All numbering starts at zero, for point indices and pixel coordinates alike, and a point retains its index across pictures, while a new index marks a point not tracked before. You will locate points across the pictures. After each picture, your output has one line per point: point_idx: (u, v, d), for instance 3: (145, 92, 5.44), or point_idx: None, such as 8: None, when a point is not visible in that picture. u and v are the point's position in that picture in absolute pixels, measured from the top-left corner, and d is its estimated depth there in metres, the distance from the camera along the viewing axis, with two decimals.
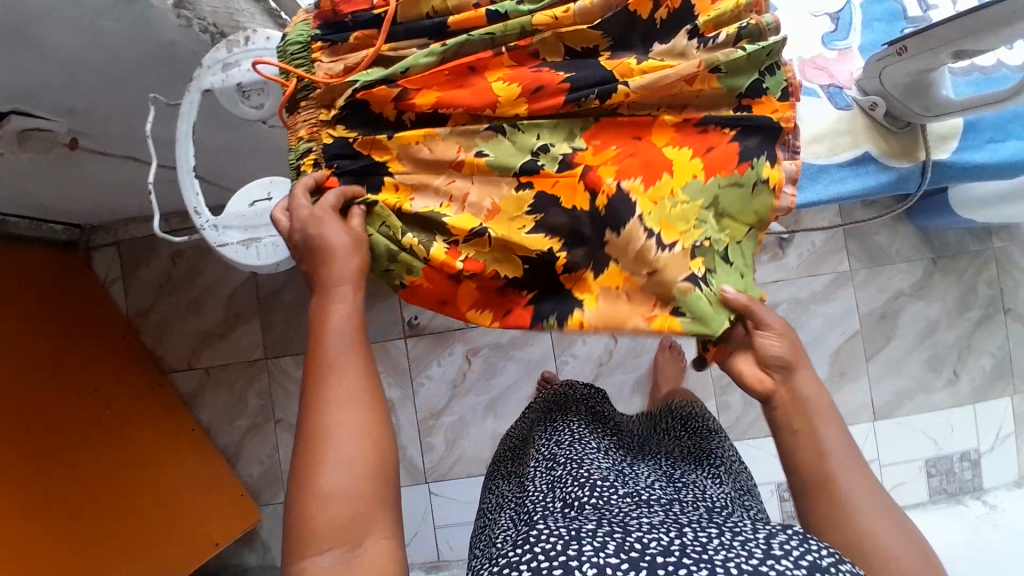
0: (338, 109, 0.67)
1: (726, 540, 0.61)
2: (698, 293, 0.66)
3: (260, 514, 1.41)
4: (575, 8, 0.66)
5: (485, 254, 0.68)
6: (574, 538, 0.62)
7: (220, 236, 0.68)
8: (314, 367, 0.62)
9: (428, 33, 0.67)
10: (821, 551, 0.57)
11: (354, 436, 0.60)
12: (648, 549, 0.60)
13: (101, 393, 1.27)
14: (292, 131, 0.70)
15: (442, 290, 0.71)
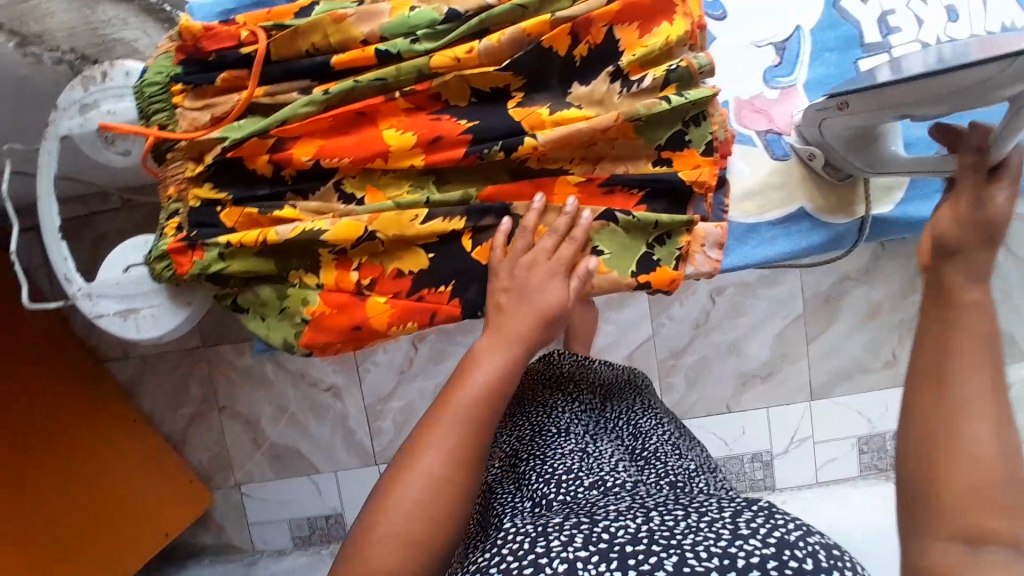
0: (206, 167, 0.58)
1: (692, 520, 0.55)
2: (612, 228, 0.62)
3: (212, 498, 1.44)
4: (479, 48, 0.58)
5: (381, 252, 0.61)
6: (541, 535, 0.55)
7: (95, 306, 0.62)
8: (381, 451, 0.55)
9: (310, 75, 0.58)
10: (787, 525, 0.53)
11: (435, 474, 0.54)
12: (617, 538, 0.54)
13: (30, 396, 1.23)
14: (163, 185, 0.61)
15: (349, 311, 0.61)
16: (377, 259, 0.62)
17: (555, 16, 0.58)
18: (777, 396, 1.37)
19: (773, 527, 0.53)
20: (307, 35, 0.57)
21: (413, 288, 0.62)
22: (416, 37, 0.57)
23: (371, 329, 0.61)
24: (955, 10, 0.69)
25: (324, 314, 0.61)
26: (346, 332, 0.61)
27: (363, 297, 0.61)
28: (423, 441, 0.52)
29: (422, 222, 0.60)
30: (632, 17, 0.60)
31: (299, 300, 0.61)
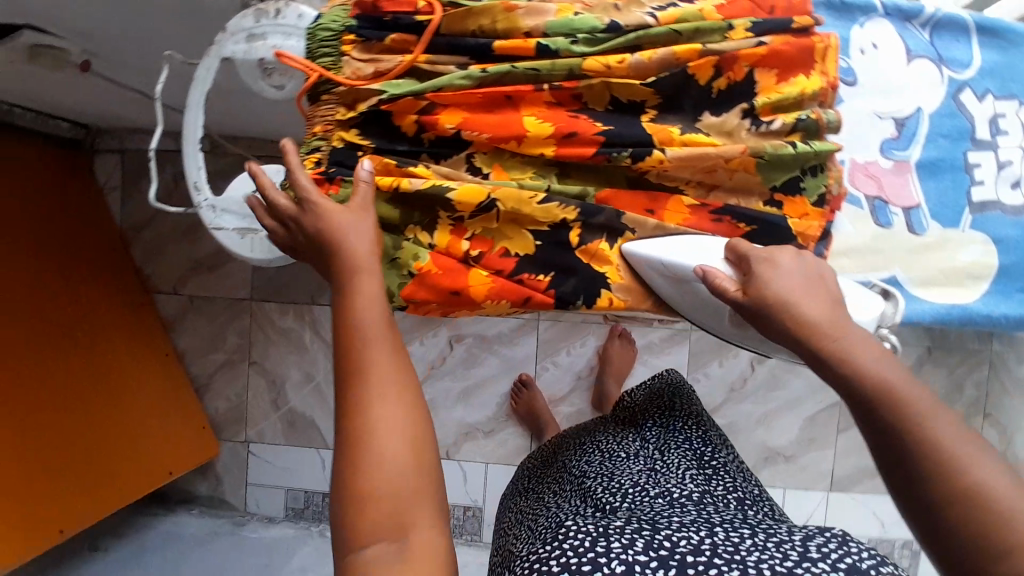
0: (358, 114, 0.63)
1: (759, 541, 0.64)
2: None
3: (218, 449, 1.44)
4: (630, 61, 0.61)
5: (494, 229, 0.65)
6: (602, 536, 0.65)
7: (216, 219, 0.66)
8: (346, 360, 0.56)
9: (471, 53, 0.62)
10: (860, 554, 0.60)
11: (394, 436, 0.54)
12: (678, 548, 0.63)
13: (81, 306, 1.26)
14: (309, 123, 0.66)
15: (453, 276, 0.64)
16: (489, 236, 0.65)
17: (705, 47, 0.62)
18: (796, 477, 1.35)
19: (843, 554, 0.59)
20: (478, 16, 0.61)
21: (516, 269, 0.65)
22: (575, 39, 0.61)
23: (469, 298, 0.64)
24: None
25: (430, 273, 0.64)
26: (444, 294, 0.64)
27: (467, 266, 0.64)
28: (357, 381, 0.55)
29: (541, 203, 0.63)
30: (774, 64, 0.63)
31: (410, 254, 0.64)
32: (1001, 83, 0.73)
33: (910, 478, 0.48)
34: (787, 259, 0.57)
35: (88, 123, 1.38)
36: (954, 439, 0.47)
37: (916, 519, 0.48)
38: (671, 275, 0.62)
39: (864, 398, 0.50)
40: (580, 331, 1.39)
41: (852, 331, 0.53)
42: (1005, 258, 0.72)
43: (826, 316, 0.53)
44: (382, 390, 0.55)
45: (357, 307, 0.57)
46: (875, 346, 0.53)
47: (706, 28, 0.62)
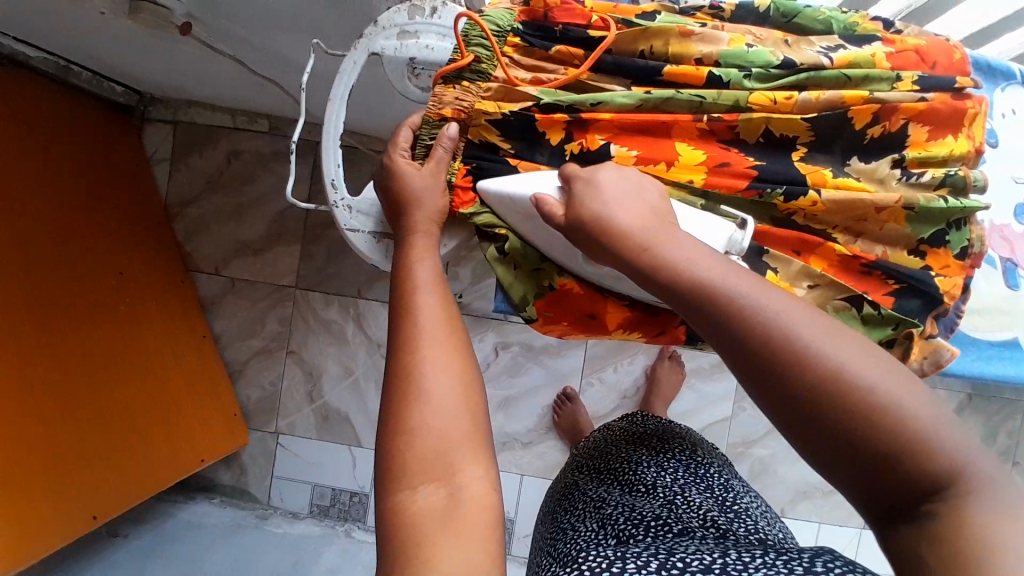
0: (505, 113, 0.60)
1: (770, 558, 0.58)
2: (851, 314, 0.61)
3: (246, 438, 1.40)
4: (797, 98, 0.59)
5: None
6: (619, 559, 0.63)
7: (351, 220, 0.63)
8: (398, 309, 0.56)
9: (635, 75, 0.60)
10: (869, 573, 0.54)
11: (449, 380, 0.52)
12: (690, 567, 0.59)
13: (122, 278, 1.21)
14: (436, 103, 0.61)
15: (595, 299, 0.63)
16: None
17: (871, 95, 0.60)
18: (831, 513, 1.37)
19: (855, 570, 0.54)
20: (651, 38, 0.59)
21: None
22: (749, 72, 0.60)
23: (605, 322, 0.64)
24: None
25: (573, 292, 0.62)
26: (580, 315, 0.64)
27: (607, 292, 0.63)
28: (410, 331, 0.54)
29: None
30: (927, 121, 0.62)
31: (555, 268, 0.62)
32: None
33: (767, 381, 0.43)
34: (605, 175, 0.54)
35: (141, 89, 1.32)
36: (801, 327, 0.43)
37: (792, 431, 0.43)
38: (526, 215, 0.57)
39: (690, 303, 0.46)
40: (628, 349, 1.39)
41: (674, 237, 0.49)
42: None
43: (640, 218, 0.51)
44: (435, 338, 0.54)
45: (415, 261, 0.58)
46: (697, 249, 0.48)
47: (875, 76, 0.60)
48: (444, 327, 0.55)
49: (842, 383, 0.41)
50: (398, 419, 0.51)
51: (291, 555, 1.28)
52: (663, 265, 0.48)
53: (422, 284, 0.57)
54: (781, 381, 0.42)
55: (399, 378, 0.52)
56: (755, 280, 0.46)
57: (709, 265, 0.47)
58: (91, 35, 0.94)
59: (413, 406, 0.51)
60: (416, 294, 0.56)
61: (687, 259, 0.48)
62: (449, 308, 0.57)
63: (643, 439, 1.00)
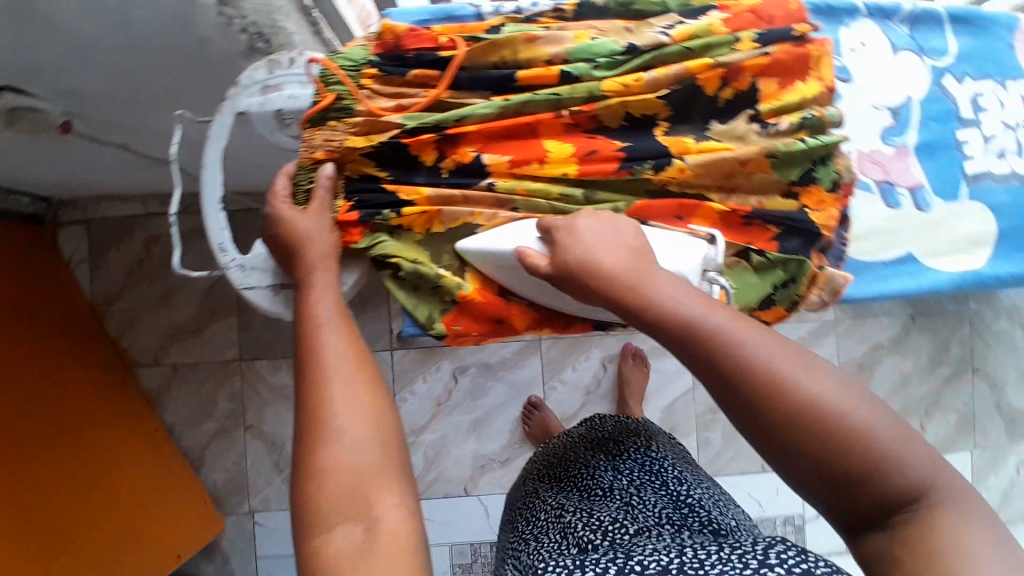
0: (376, 145, 0.61)
1: (724, 554, 0.59)
2: (744, 266, 0.65)
3: (222, 524, 1.35)
4: (645, 78, 0.62)
5: None
6: (578, 568, 0.65)
7: (246, 278, 0.62)
8: (302, 350, 0.56)
9: (494, 85, 0.61)
10: (816, 563, 0.55)
11: (359, 412, 0.52)
12: (647, 570, 0.61)
13: (60, 389, 1.15)
14: (307, 147, 0.62)
15: (498, 304, 0.63)
16: None
17: (715, 61, 0.63)
18: None
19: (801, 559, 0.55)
20: (500, 48, 0.61)
21: None
22: (596, 63, 0.62)
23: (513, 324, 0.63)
24: None
25: (476, 302, 0.62)
26: (488, 321, 0.63)
27: (508, 297, 0.63)
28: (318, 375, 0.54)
29: None
30: (773, 72, 0.65)
31: (453, 282, 0.62)
32: (976, 65, 0.76)
33: (746, 407, 0.44)
34: (584, 221, 0.56)
35: (48, 195, 1.26)
36: (772, 357, 0.45)
37: (773, 457, 0.44)
38: (509, 266, 0.59)
39: (672, 337, 0.48)
40: (583, 345, 1.41)
41: (651, 274, 0.51)
42: (1002, 223, 0.75)
43: (621, 261, 0.52)
44: (342, 373, 0.54)
45: (315, 299, 0.58)
46: (676, 286, 0.51)
47: (715, 43, 0.63)
48: (351, 361, 0.55)
49: (821, 413, 0.43)
50: (309, 460, 0.50)
51: None
52: (646, 302, 0.50)
53: (324, 323, 0.57)
54: (750, 404, 0.44)
55: (308, 419, 0.52)
56: (733, 313, 0.48)
57: (685, 300, 0.49)
58: None
59: (324, 444, 0.50)
60: (320, 334, 0.56)
61: (660, 294, 0.50)
62: (353, 339, 0.57)
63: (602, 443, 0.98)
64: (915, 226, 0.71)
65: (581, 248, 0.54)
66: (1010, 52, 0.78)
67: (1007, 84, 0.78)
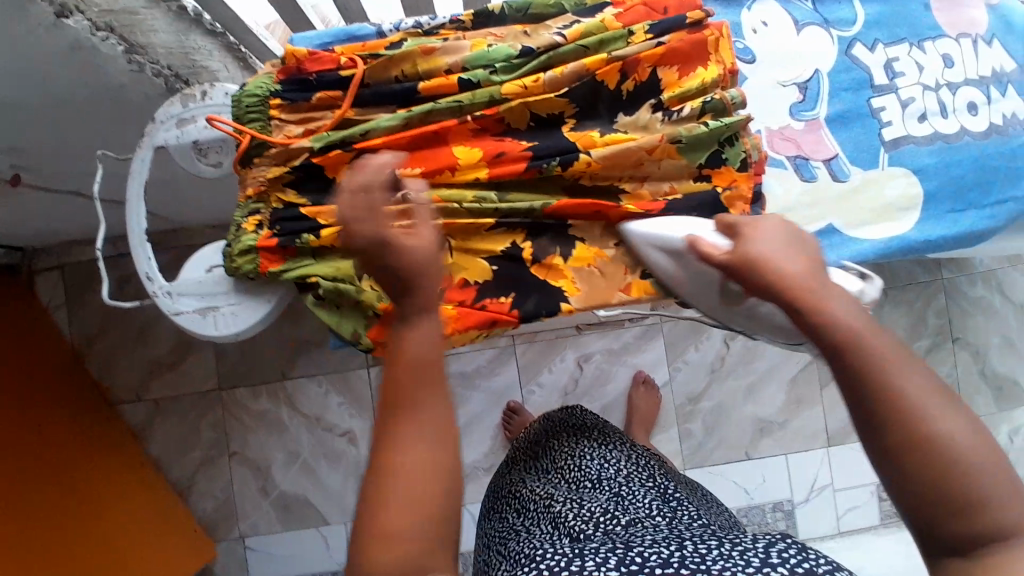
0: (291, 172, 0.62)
1: (725, 549, 0.62)
2: None
3: (214, 552, 1.37)
4: (544, 78, 0.64)
5: (450, 263, 0.65)
6: (576, 555, 0.64)
7: (175, 304, 0.64)
8: (388, 387, 0.46)
9: (397, 99, 0.63)
10: (818, 560, 0.59)
11: (426, 471, 0.44)
12: (648, 562, 0.62)
13: (46, 431, 1.17)
14: (242, 187, 0.64)
15: None
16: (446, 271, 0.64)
17: (610, 55, 0.65)
18: (793, 441, 1.40)
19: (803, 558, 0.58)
20: (398, 63, 0.63)
21: (478, 297, 0.64)
22: (494, 68, 0.64)
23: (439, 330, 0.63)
24: (950, 57, 0.77)
25: (398, 313, 0.61)
26: None
27: None
28: (399, 420, 0.45)
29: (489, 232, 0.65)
30: (672, 61, 0.67)
31: (374, 295, 0.61)
32: (887, 31, 0.76)
33: (874, 414, 0.45)
34: (767, 225, 0.58)
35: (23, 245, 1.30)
36: (917, 388, 0.45)
37: (887, 473, 0.45)
38: (668, 251, 0.64)
39: (828, 345, 0.49)
40: (557, 347, 1.41)
41: (829, 287, 0.51)
42: (928, 184, 0.74)
43: (802, 268, 0.53)
44: (424, 425, 0.45)
45: (413, 329, 0.47)
46: (847, 300, 0.51)
47: (609, 38, 0.65)
48: (430, 409, 0.46)
49: (943, 450, 0.43)
50: (373, 520, 0.43)
51: None
52: (814, 309, 0.50)
53: (422, 359, 0.47)
54: (881, 413, 0.45)
55: (379, 471, 0.44)
56: (892, 335, 0.48)
57: (848, 314, 0.49)
58: None
59: (388, 507, 0.43)
60: (403, 374, 0.46)
61: (825, 304, 0.50)
62: (437, 379, 0.47)
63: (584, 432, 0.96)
64: (835, 196, 0.72)
65: (760, 246, 0.56)
66: (926, 13, 0.78)
67: (925, 46, 0.77)
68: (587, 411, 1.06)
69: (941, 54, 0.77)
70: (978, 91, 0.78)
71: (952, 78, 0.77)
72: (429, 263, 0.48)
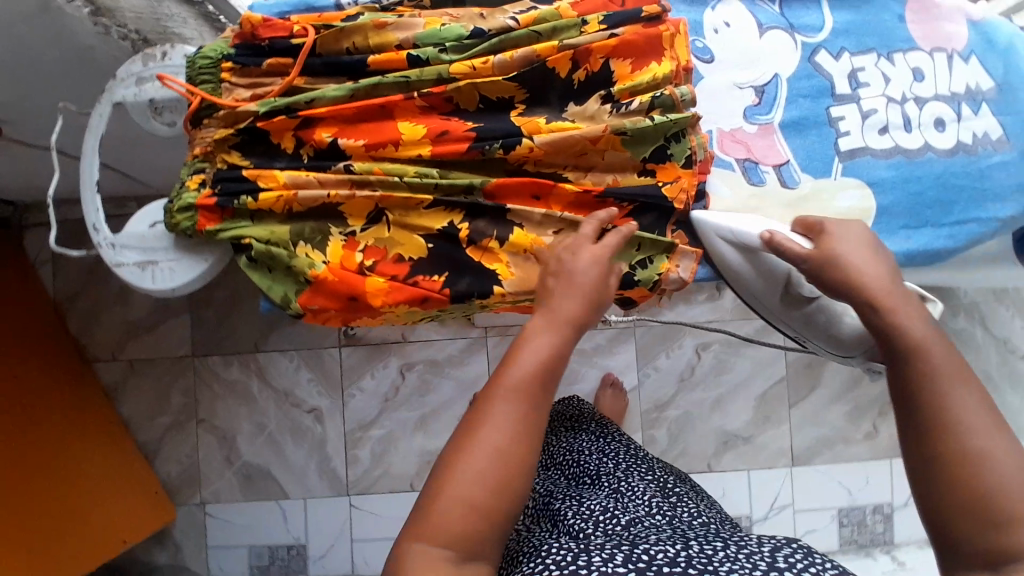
0: (236, 134, 0.63)
1: (734, 548, 0.60)
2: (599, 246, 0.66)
3: (174, 514, 1.40)
4: (493, 60, 0.64)
5: (386, 238, 0.65)
6: (582, 551, 0.58)
7: (116, 255, 0.65)
8: (494, 380, 0.54)
9: (347, 70, 0.64)
10: (825, 566, 0.55)
11: (506, 454, 0.51)
12: (655, 559, 0.56)
13: (18, 380, 1.19)
14: (191, 145, 0.65)
15: (349, 283, 0.63)
16: (382, 244, 0.65)
17: (562, 43, 0.65)
18: (757, 457, 1.40)
19: (810, 563, 0.55)
20: (350, 36, 0.64)
21: (410, 273, 0.65)
22: (444, 47, 0.64)
23: (368, 302, 0.64)
24: (920, 71, 0.76)
25: (327, 281, 0.63)
26: (342, 299, 0.64)
27: (364, 275, 0.64)
28: (488, 409, 0.52)
29: (425, 211, 0.65)
30: (625, 54, 0.67)
31: (305, 262, 0.63)
32: (855, 41, 0.76)
33: (926, 418, 0.50)
34: (850, 230, 0.61)
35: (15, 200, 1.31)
36: (968, 407, 0.49)
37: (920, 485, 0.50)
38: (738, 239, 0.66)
39: (896, 350, 0.53)
40: None
41: (905, 302, 0.54)
42: (882, 198, 0.74)
43: (885, 279, 0.55)
44: (525, 421, 0.53)
45: (528, 343, 0.56)
46: (923, 318, 0.54)
47: (562, 26, 0.65)
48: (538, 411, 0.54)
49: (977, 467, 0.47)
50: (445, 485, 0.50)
51: None
52: (889, 322, 0.54)
53: (523, 366, 0.54)
54: (923, 426, 0.50)
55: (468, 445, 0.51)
56: (956, 356, 0.52)
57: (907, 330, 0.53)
58: None
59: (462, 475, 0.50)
60: (509, 372, 0.54)
61: (903, 317, 0.53)
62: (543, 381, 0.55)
63: (589, 428, 0.98)
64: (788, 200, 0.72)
65: (846, 250, 0.58)
66: (899, 25, 0.77)
67: (894, 58, 0.76)
68: (585, 407, 1.09)
69: (910, 68, 0.76)
70: (947, 107, 0.76)
71: (919, 92, 0.76)
72: (597, 285, 0.60)
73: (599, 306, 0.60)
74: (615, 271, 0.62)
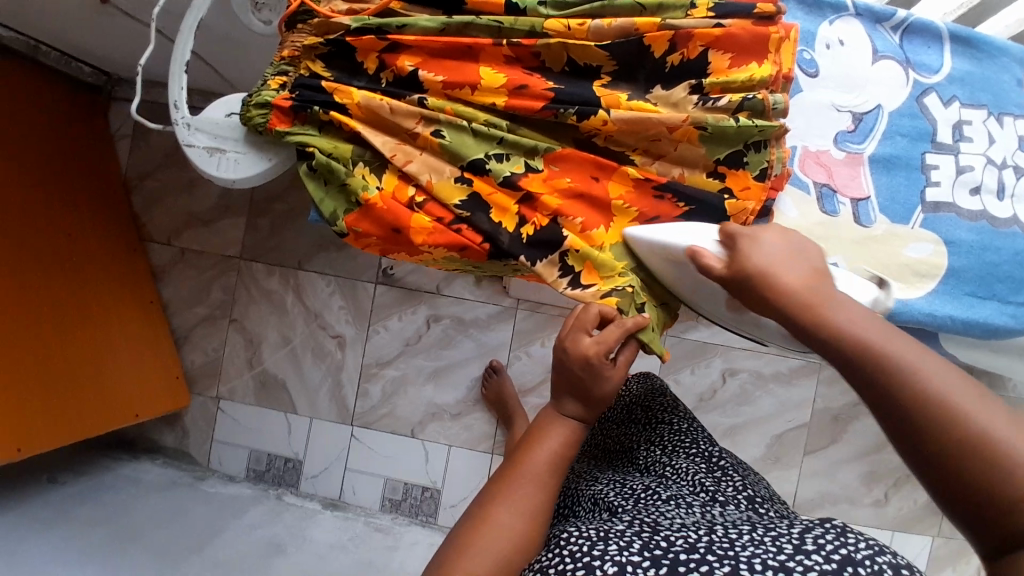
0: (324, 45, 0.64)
1: (756, 535, 0.53)
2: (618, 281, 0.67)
3: (188, 401, 1.47)
4: (590, 24, 0.63)
5: (442, 180, 0.65)
6: (602, 539, 0.54)
7: (189, 136, 0.67)
8: (506, 468, 0.63)
9: (443, 7, 0.65)
10: (857, 543, 0.49)
11: (514, 516, 0.58)
12: (675, 546, 0.53)
13: (72, 241, 1.26)
14: (280, 47, 0.67)
15: (396, 215, 0.64)
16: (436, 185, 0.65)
17: (664, 22, 0.63)
18: None
19: (840, 543, 0.50)
20: None
21: (455, 220, 0.65)
22: (543, 1, 0.63)
23: (409, 238, 0.66)
24: None
25: (377, 209, 0.64)
26: (386, 229, 0.66)
27: (411, 211, 0.65)
28: (502, 489, 0.60)
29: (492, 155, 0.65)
30: (727, 48, 0.64)
31: (359, 183, 0.64)
32: (970, 91, 0.71)
33: (896, 418, 0.48)
34: (769, 235, 0.59)
35: (109, 71, 1.37)
36: (946, 386, 0.47)
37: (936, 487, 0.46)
38: (673, 261, 0.64)
39: (850, 360, 0.51)
40: (556, 325, 1.41)
41: (834, 298, 0.54)
42: (956, 260, 0.69)
43: (802, 283, 0.55)
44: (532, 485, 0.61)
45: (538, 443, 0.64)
46: (858, 310, 0.53)
47: (669, 4, 0.63)
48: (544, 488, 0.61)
49: (988, 447, 0.44)
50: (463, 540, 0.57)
51: (219, 507, 1.26)
52: (816, 322, 0.53)
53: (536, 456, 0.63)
54: (922, 437, 0.46)
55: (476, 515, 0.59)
56: (912, 340, 0.50)
57: (844, 327, 0.53)
58: (32, 16, 1.01)
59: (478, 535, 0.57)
60: (525, 461, 0.62)
61: (843, 315, 0.53)
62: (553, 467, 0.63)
63: (632, 416, 0.90)
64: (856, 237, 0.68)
65: (749, 251, 0.59)
66: (1015, 88, 0.72)
67: (1004, 120, 0.71)
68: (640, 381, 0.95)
69: (1020, 134, 0.71)
70: None
71: None
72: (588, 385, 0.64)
73: (596, 407, 0.65)
74: (612, 369, 0.64)
